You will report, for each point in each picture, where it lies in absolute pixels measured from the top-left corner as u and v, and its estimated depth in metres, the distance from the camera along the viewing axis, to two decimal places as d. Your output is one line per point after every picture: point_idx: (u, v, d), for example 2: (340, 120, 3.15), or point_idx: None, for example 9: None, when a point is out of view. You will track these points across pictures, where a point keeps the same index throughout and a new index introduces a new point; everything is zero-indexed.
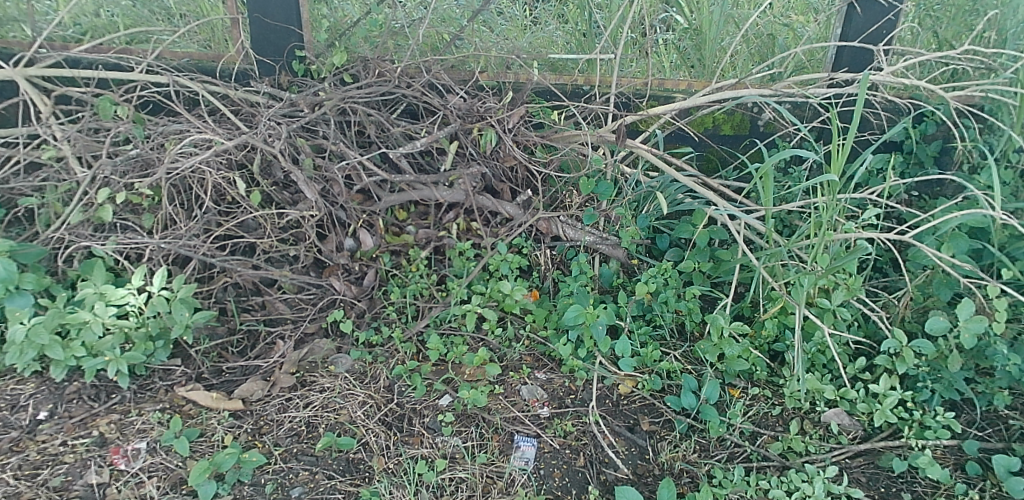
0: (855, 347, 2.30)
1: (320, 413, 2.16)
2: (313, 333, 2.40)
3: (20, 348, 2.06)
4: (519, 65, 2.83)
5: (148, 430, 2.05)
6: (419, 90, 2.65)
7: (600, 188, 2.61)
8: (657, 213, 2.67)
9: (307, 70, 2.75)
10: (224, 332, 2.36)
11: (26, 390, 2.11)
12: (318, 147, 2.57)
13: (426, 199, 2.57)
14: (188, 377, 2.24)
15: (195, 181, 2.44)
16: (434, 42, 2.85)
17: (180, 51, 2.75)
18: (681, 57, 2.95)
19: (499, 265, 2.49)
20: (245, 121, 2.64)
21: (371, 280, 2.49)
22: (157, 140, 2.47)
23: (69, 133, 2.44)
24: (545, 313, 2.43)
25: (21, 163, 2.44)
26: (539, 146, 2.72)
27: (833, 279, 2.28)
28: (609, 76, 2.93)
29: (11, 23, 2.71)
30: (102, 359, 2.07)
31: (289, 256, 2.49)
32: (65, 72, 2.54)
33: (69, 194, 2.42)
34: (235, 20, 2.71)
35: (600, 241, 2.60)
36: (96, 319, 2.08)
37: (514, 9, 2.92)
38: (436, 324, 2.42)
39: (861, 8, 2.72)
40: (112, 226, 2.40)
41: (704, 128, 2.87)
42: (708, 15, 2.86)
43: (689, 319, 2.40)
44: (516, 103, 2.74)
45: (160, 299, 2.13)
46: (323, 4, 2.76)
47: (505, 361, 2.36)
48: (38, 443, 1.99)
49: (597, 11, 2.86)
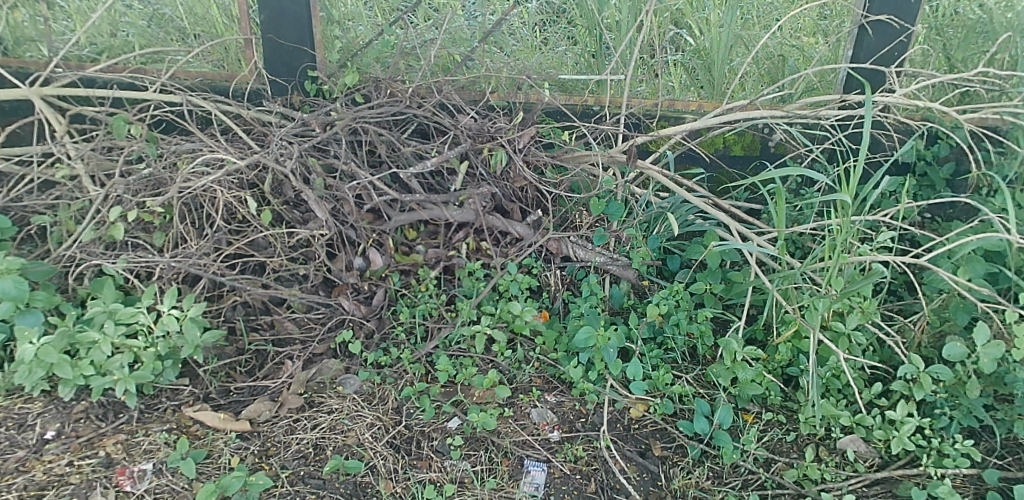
0: (870, 372, 2.26)
1: (328, 435, 2.14)
2: (321, 353, 2.39)
3: (29, 367, 2.05)
4: (529, 85, 2.86)
5: (154, 451, 2.03)
6: (429, 111, 2.66)
7: (611, 209, 2.61)
8: (668, 234, 2.65)
9: (319, 90, 2.77)
10: (233, 352, 2.35)
11: (34, 409, 2.11)
12: (329, 167, 2.59)
13: (436, 218, 2.56)
14: (196, 397, 2.23)
15: (207, 199, 2.44)
16: (445, 63, 2.87)
17: (193, 71, 2.79)
18: (690, 77, 2.95)
19: (509, 286, 2.46)
20: (257, 141, 2.66)
21: (380, 300, 2.47)
22: (169, 159, 2.48)
23: (82, 151, 2.45)
24: (555, 335, 2.41)
25: (35, 181, 2.46)
26: (549, 166, 2.70)
27: (848, 302, 2.24)
28: (620, 97, 2.94)
29: (29, 43, 2.76)
30: (110, 378, 2.06)
31: (298, 275, 2.48)
32: (81, 92, 2.57)
33: (81, 212, 2.43)
34: (248, 41, 2.75)
35: (611, 261, 2.58)
36: (104, 339, 2.07)
37: (525, 30, 2.90)
38: (445, 345, 2.40)
39: (872, 29, 2.74)
40: (123, 244, 2.40)
41: (715, 149, 2.87)
42: (718, 30, 2.85)
43: (701, 343, 2.37)
44: (527, 124, 2.74)
45: (170, 318, 2.11)
46: (335, 26, 2.79)
47: (515, 383, 2.33)
48: (44, 463, 1.98)
49: (608, 32, 2.88)
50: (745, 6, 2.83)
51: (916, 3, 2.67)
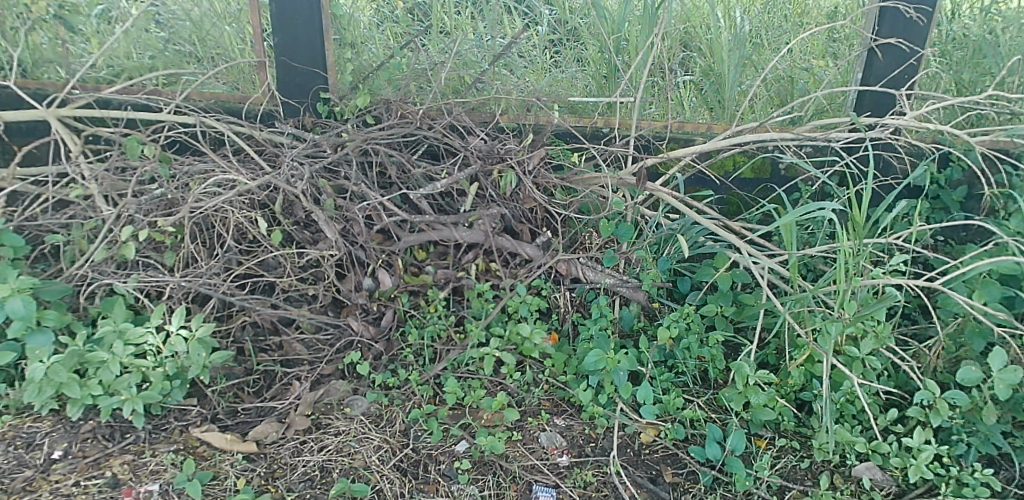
0: (885, 398, 2.22)
1: (334, 457, 2.11)
2: (329, 375, 2.37)
3: (39, 386, 2.04)
4: (539, 107, 2.89)
5: (160, 472, 2.02)
6: (440, 132, 2.69)
7: (621, 230, 2.58)
8: (678, 256, 2.64)
9: (331, 112, 2.80)
10: (241, 372, 2.33)
11: (42, 428, 2.10)
12: (340, 188, 2.61)
13: (445, 239, 2.56)
14: (203, 417, 2.22)
15: (218, 220, 2.45)
16: (456, 85, 2.92)
17: (207, 92, 2.84)
18: (700, 99, 2.97)
19: (518, 307, 2.46)
20: (268, 162, 2.69)
21: (389, 321, 2.45)
22: (182, 180, 2.51)
23: (97, 172, 2.47)
24: (565, 358, 2.37)
25: (50, 201, 2.47)
26: (559, 188, 2.71)
27: (861, 326, 2.20)
28: (629, 119, 2.96)
29: (47, 65, 2.83)
30: (118, 398, 2.05)
31: (307, 295, 2.48)
32: (97, 113, 2.60)
33: (94, 231, 2.43)
34: (262, 63, 2.79)
35: (621, 283, 2.56)
36: (113, 358, 2.06)
37: (536, 53, 2.99)
38: (454, 367, 2.38)
39: (882, 52, 2.74)
40: (135, 263, 2.40)
41: (724, 171, 2.89)
42: (723, 48, 2.86)
43: (713, 366, 2.34)
44: (537, 146, 2.77)
45: (178, 339, 2.10)
46: (348, 49, 2.85)
47: (524, 406, 2.31)
48: (51, 483, 1.96)
49: (618, 55, 2.93)
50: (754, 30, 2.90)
51: (927, 27, 2.68)
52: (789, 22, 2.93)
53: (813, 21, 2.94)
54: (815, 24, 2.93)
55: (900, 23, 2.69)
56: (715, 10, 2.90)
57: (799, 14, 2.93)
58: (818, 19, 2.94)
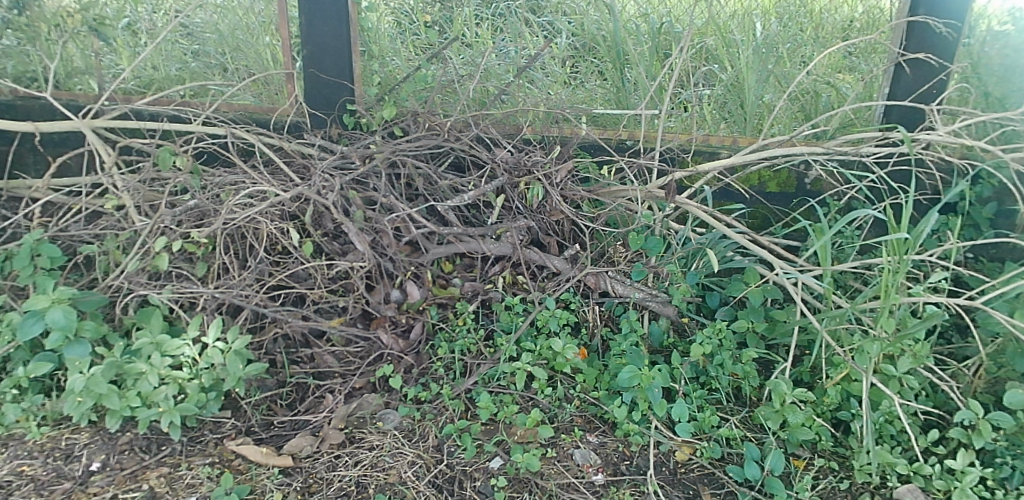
0: (924, 418, 2.19)
1: (368, 473, 2.10)
2: (361, 388, 2.37)
3: (80, 397, 2.05)
4: (563, 119, 2.90)
5: (198, 486, 2.02)
6: (467, 144, 2.70)
7: (650, 244, 2.58)
8: (707, 270, 2.62)
9: (357, 123, 2.81)
10: (273, 384, 2.34)
11: (81, 440, 2.11)
12: (369, 200, 2.62)
13: (473, 252, 2.57)
14: (238, 430, 2.22)
15: (251, 231, 2.46)
16: (482, 98, 2.91)
17: (236, 104, 2.85)
18: (722, 111, 2.97)
19: (547, 321, 2.43)
20: (297, 174, 2.69)
21: (418, 334, 2.46)
22: (214, 191, 2.53)
23: (131, 183, 2.49)
24: (597, 373, 2.36)
25: (84, 212, 2.49)
26: (586, 201, 2.70)
27: (899, 345, 2.17)
28: (653, 131, 2.95)
29: (79, 76, 2.86)
30: (156, 410, 2.06)
31: (338, 307, 2.48)
32: (131, 124, 2.61)
33: (128, 242, 2.44)
34: (290, 75, 2.80)
35: (649, 297, 2.54)
36: (151, 370, 2.07)
37: (556, 66, 3.00)
38: (485, 381, 2.36)
39: (909, 68, 2.71)
40: (167, 275, 2.40)
41: (750, 185, 2.86)
42: (746, 63, 2.86)
43: (746, 384, 2.32)
44: (562, 158, 2.77)
45: (215, 350, 2.11)
46: (374, 61, 2.86)
47: (556, 423, 2.28)
48: (91, 496, 1.97)
49: (628, 71, 2.96)
50: (772, 45, 2.91)
51: (956, 42, 2.65)
52: (806, 36, 2.99)
53: (829, 35, 3.00)
54: (833, 38, 2.98)
55: (928, 37, 2.68)
56: (732, 26, 2.96)
57: (814, 28, 2.99)
58: (836, 34, 3.00)
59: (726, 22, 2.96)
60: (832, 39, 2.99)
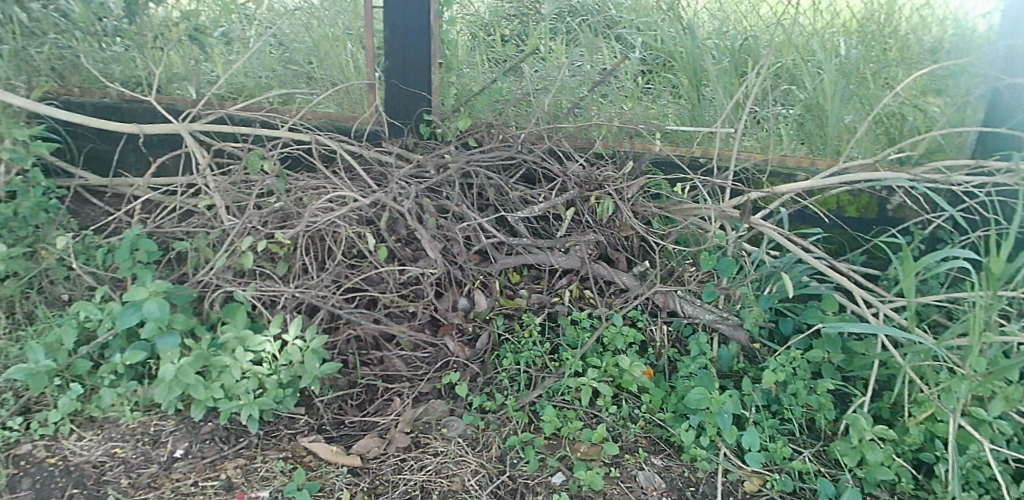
0: (1014, 466, 2.08)
1: (433, 478, 2.13)
2: (427, 393, 2.41)
3: (169, 386, 2.14)
4: (638, 135, 2.87)
5: (271, 479, 2.09)
6: (539, 156, 2.72)
7: (722, 265, 2.53)
8: (780, 294, 2.54)
9: (433, 133, 2.87)
10: (345, 384, 2.41)
11: (167, 427, 2.21)
12: (442, 208, 2.66)
13: (541, 263, 2.58)
14: (310, 427, 2.29)
15: (330, 234, 2.54)
16: (555, 111, 2.91)
17: (320, 112, 2.95)
18: (799, 131, 2.87)
19: (614, 338, 2.42)
20: (375, 180, 2.76)
21: (483, 344, 2.48)
22: (297, 194, 2.62)
23: (222, 185, 2.61)
24: (663, 395, 2.34)
25: (178, 210, 2.63)
26: (657, 217, 2.69)
27: (990, 387, 2.06)
28: (729, 150, 2.88)
29: (179, 82, 3.03)
30: (237, 402, 2.15)
31: (407, 312, 2.53)
32: (226, 128, 2.73)
33: (217, 240, 2.55)
34: (371, 85, 2.88)
35: (720, 320, 2.48)
36: (235, 363, 2.16)
37: (627, 81, 3.00)
38: (549, 395, 2.36)
39: (1007, 91, 2.61)
40: (252, 273, 2.51)
41: (829, 209, 2.77)
42: (829, 83, 2.78)
43: (822, 416, 2.24)
44: (634, 174, 2.74)
45: (295, 348, 2.20)
46: (452, 73, 2.90)
47: (621, 442, 2.26)
48: (173, 481, 2.07)
49: (708, 87, 2.90)
50: (854, 67, 2.84)
51: None
52: (890, 57, 2.89)
53: (916, 59, 2.89)
54: (919, 60, 2.88)
55: None
56: (812, 44, 2.90)
57: (897, 49, 2.89)
58: (921, 56, 2.90)
59: (804, 42, 2.91)
60: (918, 61, 2.88)
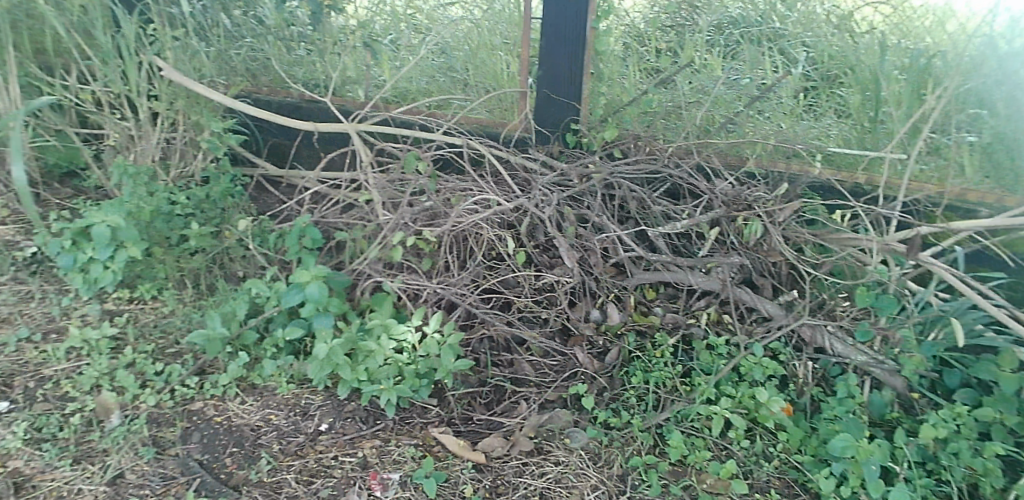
0: None
1: (553, 487, 2.15)
2: (553, 402, 2.42)
3: (321, 363, 2.30)
4: (797, 156, 2.74)
5: (401, 463, 2.20)
6: (686, 172, 2.66)
7: (880, 303, 2.36)
8: (947, 342, 2.32)
9: (578, 143, 2.89)
10: (475, 382, 2.48)
11: (315, 401, 2.39)
12: (581, 217, 2.67)
13: (679, 282, 2.54)
14: (440, 419, 2.38)
15: (472, 235, 2.63)
16: (707, 125, 2.87)
17: (472, 117, 3.06)
18: (987, 164, 2.59)
19: (752, 369, 2.35)
20: (519, 186, 2.82)
21: (612, 358, 2.46)
22: (446, 194, 2.74)
23: (380, 181, 2.80)
24: (803, 435, 2.22)
25: (340, 203, 2.85)
26: (810, 244, 2.55)
27: None
28: (898, 178, 2.69)
29: (351, 85, 3.27)
30: (377, 386, 2.28)
31: (540, 318, 2.57)
32: (388, 129, 2.90)
33: (373, 233, 2.72)
34: (523, 93, 2.96)
35: (874, 363, 2.30)
36: (379, 349, 2.30)
37: (788, 98, 2.85)
38: (677, 419, 2.32)
39: None
40: (399, 266, 2.65)
41: (1017, 251, 2.47)
42: None
43: (987, 482, 2.04)
44: (788, 197, 2.62)
45: (432, 341, 2.30)
46: (601, 83, 2.92)
47: (751, 479, 2.17)
48: (316, 452, 2.23)
49: (885, 109, 2.71)
50: None
51: None
52: None
53: None
54: None
55: None
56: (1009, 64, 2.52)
57: None
58: None
59: (998, 60, 2.53)
60: None
